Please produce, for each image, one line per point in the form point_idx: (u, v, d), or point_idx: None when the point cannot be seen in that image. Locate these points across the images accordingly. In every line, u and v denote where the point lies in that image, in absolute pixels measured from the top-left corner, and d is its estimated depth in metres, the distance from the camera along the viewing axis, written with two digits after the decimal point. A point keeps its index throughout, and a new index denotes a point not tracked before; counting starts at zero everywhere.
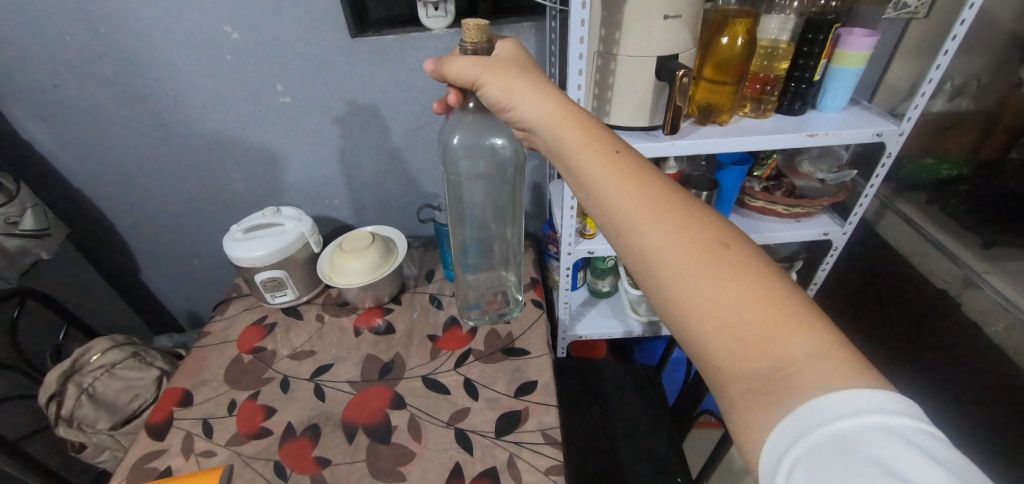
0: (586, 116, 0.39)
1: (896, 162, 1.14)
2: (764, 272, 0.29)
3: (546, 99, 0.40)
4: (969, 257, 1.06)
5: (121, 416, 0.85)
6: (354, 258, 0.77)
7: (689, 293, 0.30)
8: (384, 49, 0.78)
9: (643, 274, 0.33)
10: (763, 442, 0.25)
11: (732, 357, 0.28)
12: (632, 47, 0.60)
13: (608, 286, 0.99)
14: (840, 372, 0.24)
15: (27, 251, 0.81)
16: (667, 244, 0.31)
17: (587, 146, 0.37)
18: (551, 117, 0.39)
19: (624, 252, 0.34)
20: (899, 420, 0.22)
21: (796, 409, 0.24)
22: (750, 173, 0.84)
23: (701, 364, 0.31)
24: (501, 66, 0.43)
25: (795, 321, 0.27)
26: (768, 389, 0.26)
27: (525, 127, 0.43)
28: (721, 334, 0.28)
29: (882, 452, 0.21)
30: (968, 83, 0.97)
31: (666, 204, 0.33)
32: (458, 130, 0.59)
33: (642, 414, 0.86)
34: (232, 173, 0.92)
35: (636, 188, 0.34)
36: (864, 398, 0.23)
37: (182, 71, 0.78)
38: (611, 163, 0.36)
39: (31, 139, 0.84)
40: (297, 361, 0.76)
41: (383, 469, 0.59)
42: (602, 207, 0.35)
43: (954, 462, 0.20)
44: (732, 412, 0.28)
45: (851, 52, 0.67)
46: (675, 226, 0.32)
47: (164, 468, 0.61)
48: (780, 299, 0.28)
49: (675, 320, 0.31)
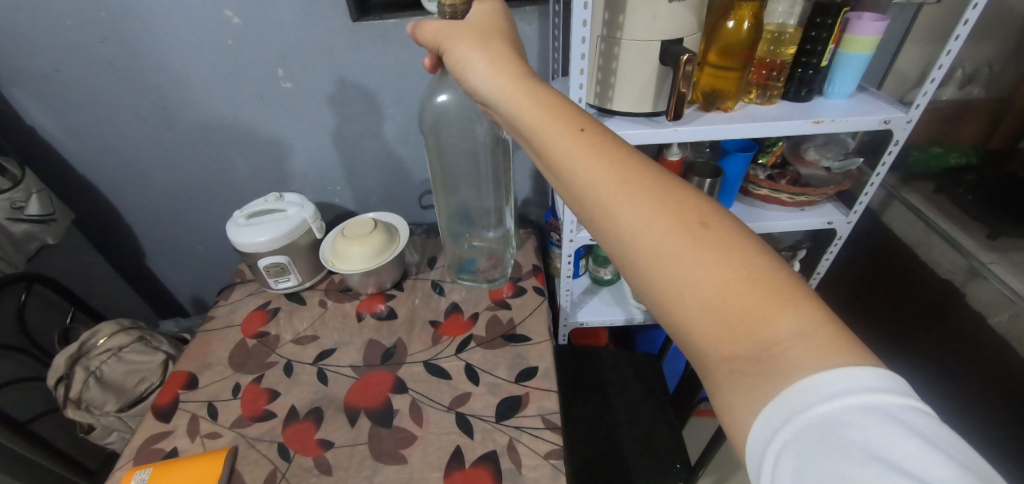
0: (549, 92, 0.37)
1: (903, 150, 1.11)
2: (744, 248, 0.29)
3: (507, 79, 0.38)
4: (972, 245, 1.01)
5: (128, 399, 0.87)
6: (357, 244, 0.78)
7: (669, 276, 0.29)
8: (386, 33, 0.77)
9: (622, 258, 0.32)
10: (750, 423, 0.25)
11: (716, 341, 0.27)
12: (636, 31, 0.59)
13: (610, 273, 0.99)
14: (824, 350, 0.24)
15: (34, 236, 0.82)
16: (644, 226, 0.30)
17: (551, 125, 0.35)
18: (511, 95, 0.38)
19: (601, 237, 0.33)
20: (889, 398, 0.22)
21: (782, 392, 0.24)
22: (755, 160, 0.84)
23: (684, 345, 0.30)
24: (463, 49, 0.41)
25: (779, 299, 0.27)
26: (754, 370, 0.26)
27: (489, 106, 0.41)
28: (704, 318, 0.28)
29: (870, 435, 0.21)
30: (979, 70, 0.96)
31: (639, 183, 0.32)
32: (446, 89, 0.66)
33: (642, 401, 0.86)
34: (235, 160, 0.92)
35: (609, 169, 0.33)
36: (850, 378, 0.23)
37: (181, 54, 0.77)
38: (579, 143, 0.34)
39: (35, 125, 0.84)
40: (300, 346, 0.76)
41: (385, 452, 0.60)
42: (575, 192, 0.34)
43: (941, 439, 0.20)
44: (717, 394, 0.28)
45: (861, 37, 0.66)
46: (652, 207, 0.31)
47: (170, 449, 0.62)
48: (761, 276, 0.27)
49: (656, 303, 0.31)
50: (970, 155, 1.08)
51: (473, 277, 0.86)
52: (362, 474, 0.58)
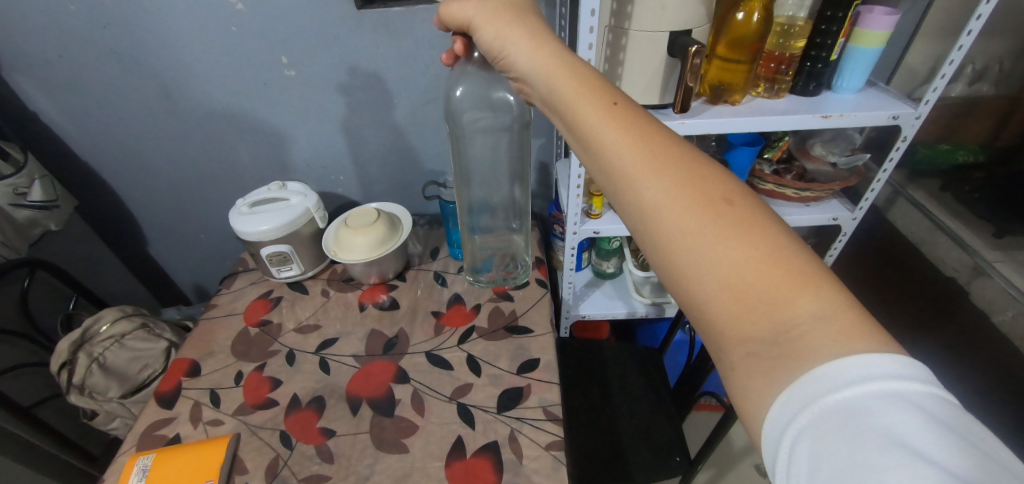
0: (584, 66, 0.37)
1: (910, 147, 1.10)
2: (769, 229, 0.28)
3: (541, 51, 0.39)
4: (980, 245, 1.01)
5: (132, 385, 0.88)
6: (359, 234, 0.78)
7: (688, 251, 0.29)
8: (391, 21, 0.76)
9: (642, 233, 0.32)
10: (766, 409, 0.25)
11: (733, 319, 0.27)
12: (644, 21, 0.58)
13: (613, 267, 0.99)
14: (846, 336, 0.24)
15: (37, 222, 0.82)
16: (666, 201, 0.30)
17: (582, 96, 0.36)
18: (545, 65, 0.38)
19: (622, 211, 0.34)
20: (910, 386, 0.21)
21: (800, 376, 0.24)
22: (761, 155, 0.83)
23: (702, 325, 0.30)
24: (499, 19, 0.42)
25: (803, 282, 0.26)
26: (771, 354, 0.26)
27: (521, 77, 0.42)
28: (721, 295, 0.28)
29: (891, 423, 0.21)
30: (990, 67, 0.95)
31: (665, 159, 0.32)
32: (461, 82, 0.65)
33: (642, 394, 0.86)
34: (238, 148, 0.92)
35: (635, 143, 0.33)
36: (872, 363, 0.22)
37: (183, 40, 0.76)
38: (608, 114, 0.34)
39: (38, 111, 0.84)
40: (302, 335, 0.76)
41: (386, 441, 0.61)
42: (600, 164, 0.35)
43: (962, 426, 0.20)
44: (733, 378, 0.28)
45: (871, 31, 0.65)
46: (677, 183, 0.31)
47: (173, 435, 0.63)
48: (787, 258, 0.27)
49: (674, 281, 0.31)
50: (979, 153, 1.07)
51: (489, 280, 0.84)
52: (363, 463, 0.58)
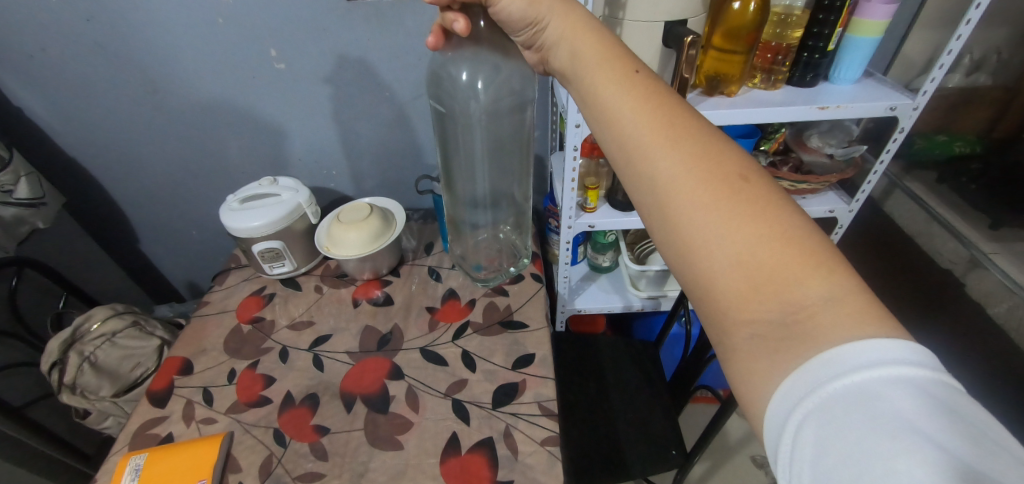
0: (609, 35, 0.37)
1: (907, 138, 1.09)
2: (782, 209, 0.28)
3: (566, 7, 0.38)
4: (978, 237, 1.00)
5: (124, 384, 0.87)
6: (352, 230, 0.77)
7: (698, 226, 0.28)
8: (382, 13, 0.75)
9: (648, 206, 0.32)
10: (770, 393, 0.25)
11: (740, 299, 0.27)
12: (639, 11, 0.58)
13: (608, 260, 0.99)
14: (857, 319, 0.24)
15: (23, 220, 0.81)
16: (679, 174, 0.30)
17: (604, 63, 0.35)
18: (566, 27, 0.38)
19: (632, 184, 0.33)
20: (918, 371, 0.21)
21: (807, 360, 0.24)
22: (757, 147, 0.82)
23: (704, 306, 0.30)
24: None
25: (815, 263, 0.26)
26: (777, 336, 0.25)
27: (543, 44, 0.41)
28: (729, 272, 0.27)
29: (902, 408, 0.20)
30: (988, 57, 0.95)
31: (682, 132, 0.31)
32: (465, 65, 0.59)
33: (639, 388, 0.86)
34: (229, 143, 0.91)
35: (653, 113, 0.32)
36: (881, 347, 0.22)
37: (167, 31, 0.74)
38: (628, 83, 0.34)
39: (23, 106, 0.82)
40: (296, 332, 0.76)
41: (381, 438, 0.60)
42: (614, 135, 0.34)
43: (970, 414, 0.20)
44: (735, 361, 0.28)
45: (870, 20, 0.64)
46: (693, 156, 0.30)
47: (165, 434, 0.62)
48: (800, 239, 0.27)
49: (679, 257, 0.30)
50: (975, 144, 1.04)
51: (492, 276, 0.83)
52: (358, 460, 0.58)
